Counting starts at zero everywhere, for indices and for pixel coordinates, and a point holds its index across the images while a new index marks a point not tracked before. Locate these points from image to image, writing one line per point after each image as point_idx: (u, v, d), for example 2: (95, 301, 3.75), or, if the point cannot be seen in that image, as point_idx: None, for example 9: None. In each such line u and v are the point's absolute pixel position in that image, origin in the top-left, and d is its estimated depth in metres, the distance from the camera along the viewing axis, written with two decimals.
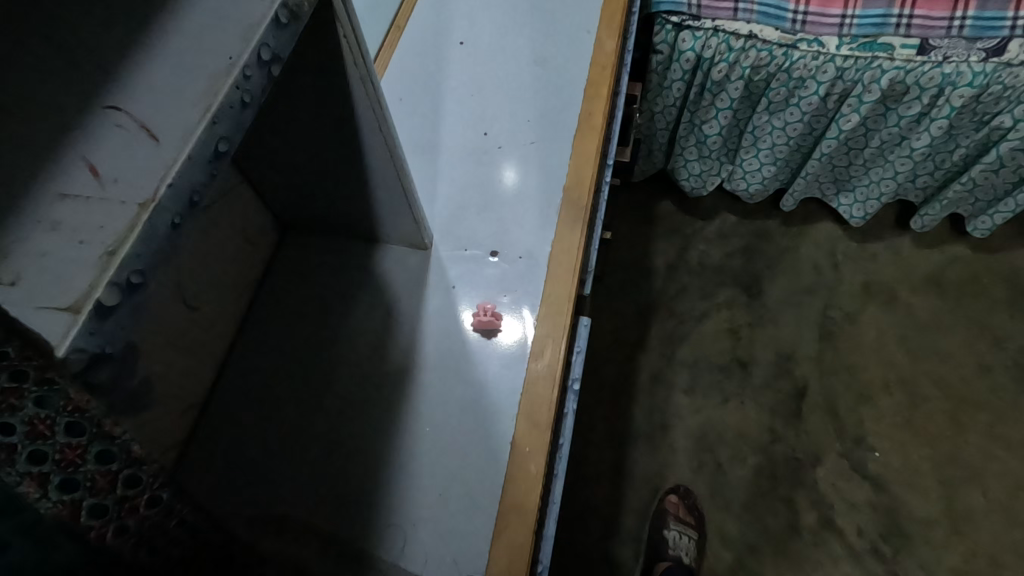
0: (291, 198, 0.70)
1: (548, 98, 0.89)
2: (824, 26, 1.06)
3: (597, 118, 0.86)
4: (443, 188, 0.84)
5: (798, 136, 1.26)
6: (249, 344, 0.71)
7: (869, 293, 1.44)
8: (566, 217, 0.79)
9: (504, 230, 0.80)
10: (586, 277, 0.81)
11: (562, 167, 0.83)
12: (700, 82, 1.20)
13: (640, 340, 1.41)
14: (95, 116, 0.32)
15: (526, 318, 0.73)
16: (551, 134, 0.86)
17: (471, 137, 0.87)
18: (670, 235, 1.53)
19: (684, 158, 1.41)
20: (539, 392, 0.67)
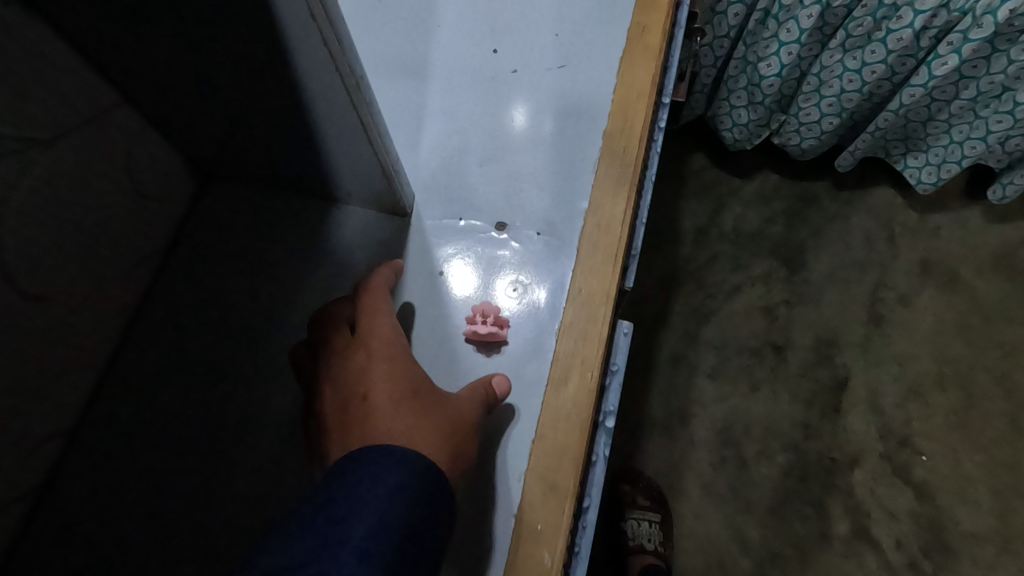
0: (221, 119, 0.51)
1: (582, 11, 0.71)
2: None
3: (652, 49, 0.68)
4: (435, 124, 0.69)
5: (874, 82, 1.04)
6: (158, 321, 0.61)
7: (928, 272, 1.25)
8: (601, 185, 0.65)
9: (512, 192, 0.66)
10: (632, 263, 0.64)
11: (594, 112, 0.68)
12: (764, 7, 0.97)
13: (661, 316, 1.23)
14: None
15: (540, 323, 0.61)
16: (581, 62, 0.69)
17: (473, 64, 0.71)
18: (702, 195, 1.33)
19: (728, 103, 1.18)
20: (559, 439, 0.56)
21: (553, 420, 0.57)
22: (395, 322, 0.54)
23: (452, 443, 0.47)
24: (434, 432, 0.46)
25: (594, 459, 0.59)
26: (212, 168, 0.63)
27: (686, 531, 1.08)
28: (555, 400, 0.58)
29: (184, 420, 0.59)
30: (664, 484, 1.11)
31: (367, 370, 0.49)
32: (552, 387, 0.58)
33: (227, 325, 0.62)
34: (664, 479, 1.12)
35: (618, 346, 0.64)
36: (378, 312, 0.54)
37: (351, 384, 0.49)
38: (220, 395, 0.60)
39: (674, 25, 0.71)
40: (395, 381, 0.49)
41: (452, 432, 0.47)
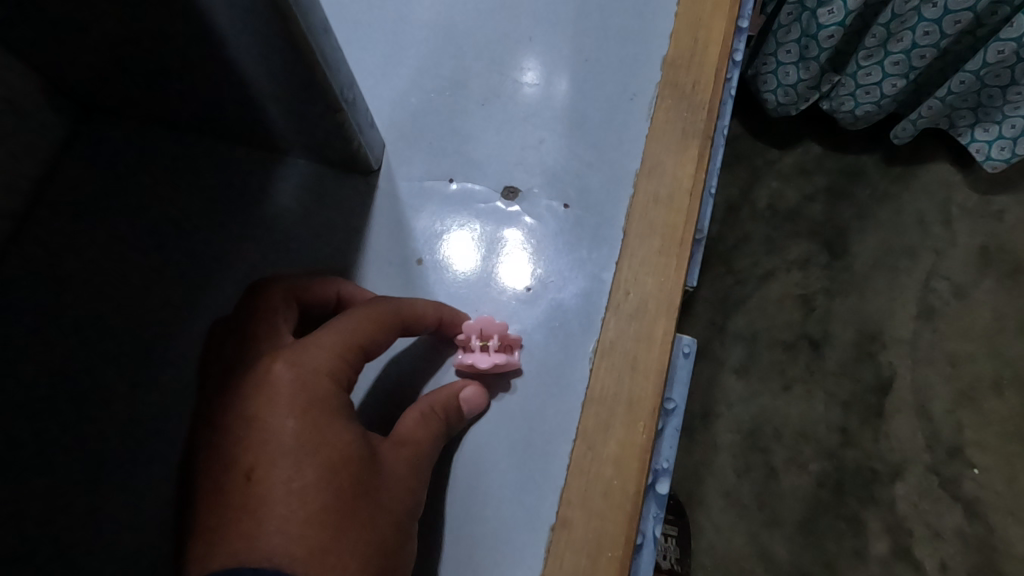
0: (107, 12, 0.35)
1: None
2: None
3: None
4: (428, 52, 0.58)
5: (954, 35, 0.88)
6: (32, 286, 0.49)
7: (987, 262, 1.11)
8: (660, 134, 0.54)
9: (519, 145, 0.55)
10: (693, 273, 0.55)
11: (638, 48, 0.57)
12: None
13: (684, 303, 1.09)
14: None
15: (569, 327, 0.50)
16: None
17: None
18: (734, 166, 1.18)
19: (775, 59, 1.02)
20: (609, 483, 0.46)
21: (583, 496, 0.46)
22: (332, 354, 0.40)
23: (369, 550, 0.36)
24: (346, 539, 0.35)
25: (644, 525, 0.49)
26: (105, 99, 0.50)
27: (705, 545, 0.97)
28: (588, 463, 0.46)
29: (66, 415, 0.46)
30: (683, 491, 1.00)
31: (271, 429, 0.37)
32: (583, 436, 0.47)
33: (140, 301, 0.49)
34: (682, 486, 1.00)
35: (678, 375, 0.54)
36: (325, 340, 0.41)
37: (250, 449, 0.37)
38: (120, 386, 0.47)
39: None
40: (311, 459, 0.37)
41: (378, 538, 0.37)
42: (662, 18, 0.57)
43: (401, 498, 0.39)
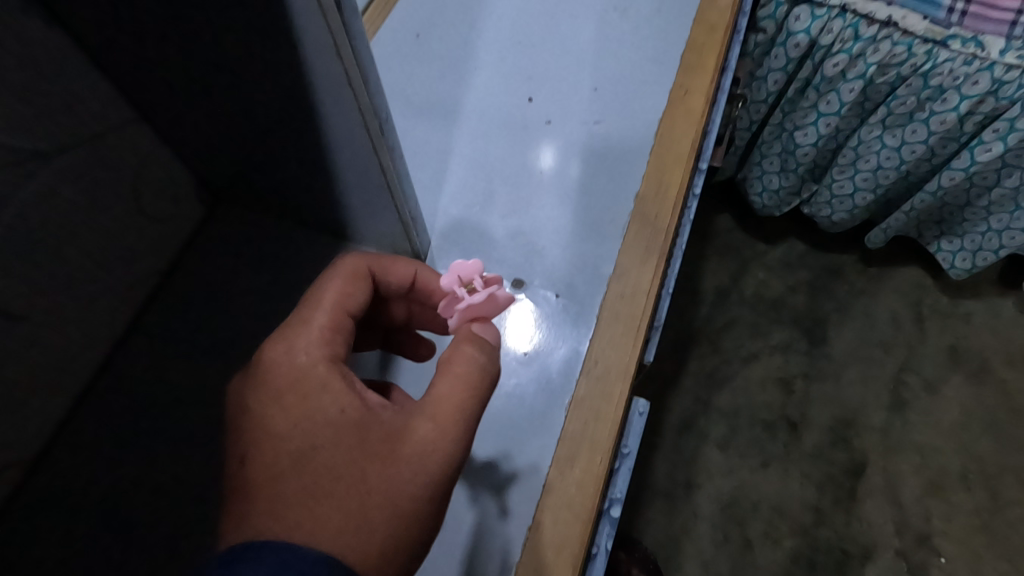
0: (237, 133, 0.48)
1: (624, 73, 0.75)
2: (988, 22, 0.81)
3: (694, 113, 0.71)
4: (459, 171, 0.72)
5: (912, 161, 1.02)
6: None
7: (956, 361, 1.20)
8: (630, 249, 0.66)
9: (529, 247, 0.67)
10: (650, 342, 0.65)
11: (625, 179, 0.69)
12: (804, 77, 0.96)
13: (673, 377, 1.18)
14: None
15: (553, 385, 0.60)
16: (615, 127, 0.72)
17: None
18: (726, 255, 1.30)
19: (761, 166, 1.16)
20: (568, 518, 0.55)
21: (551, 526, 0.54)
22: (321, 337, 0.44)
23: (371, 507, 0.39)
24: (349, 496, 0.39)
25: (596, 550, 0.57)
26: None
27: None
28: (565, 487, 0.56)
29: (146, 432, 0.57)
30: (663, 557, 1.05)
31: (272, 412, 0.42)
32: (555, 471, 0.56)
33: (205, 334, 0.57)
34: (663, 552, 1.06)
35: (632, 423, 0.64)
36: (306, 320, 0.44)
37: (252, 428, 0.42)
38: None
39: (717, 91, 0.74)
40: (308, 432, 0.41)
41: (369, 502, 0.39)
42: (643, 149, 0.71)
43: (406, 461, 0.41)
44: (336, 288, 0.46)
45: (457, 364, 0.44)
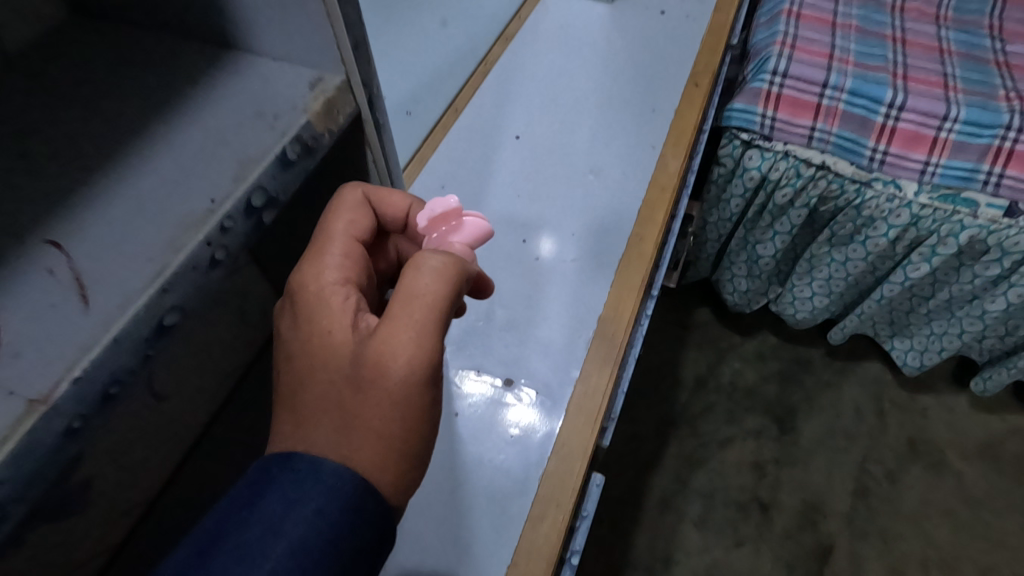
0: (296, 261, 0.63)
1: (605, 205, 0.73)
2: (903, 169, 1.00)
3: (647, 241, 0.69)
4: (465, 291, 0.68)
5: (858, 273, 1.18)
6: None
7: (915, 452, 1.31)
8: (593, 348, 0.63)
9: (522, 355, 0.63)
10: (608, 423, 0.63)
11: (600, 290, 0.67)
12: (760, 202, 1.13)
13: (654, 457, 1.30)
14: (31, 261, 0.28)
15: (530, 462, 0.57)
16: (594, 253, 0.69)
17: (505, 251, 0.70)
18: (704, 345, 1.44)
19: (730, 272, 1.32)
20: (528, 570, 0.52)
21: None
22: (326, 261, 0.41)
23: (355, 437, 0.35)
24: (328, 425, 0.35)
25: None
26: None
27: None
28: (531, 538, 0.53)
29: None
30: None
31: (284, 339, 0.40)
32: (529, 524, 0.54)
33: None
34: None
35: (589, 496, 0.65)
36: (316, 248, 0.41)
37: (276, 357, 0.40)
38: None
39: (671, 219, 0.75)
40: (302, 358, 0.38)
41: (355, 429, 0.35)
42: (609, 260, 0.68)
43: (376, 382, 0.34)
44: (337, 216, 0.42)
45: (420, 285, 0.36)
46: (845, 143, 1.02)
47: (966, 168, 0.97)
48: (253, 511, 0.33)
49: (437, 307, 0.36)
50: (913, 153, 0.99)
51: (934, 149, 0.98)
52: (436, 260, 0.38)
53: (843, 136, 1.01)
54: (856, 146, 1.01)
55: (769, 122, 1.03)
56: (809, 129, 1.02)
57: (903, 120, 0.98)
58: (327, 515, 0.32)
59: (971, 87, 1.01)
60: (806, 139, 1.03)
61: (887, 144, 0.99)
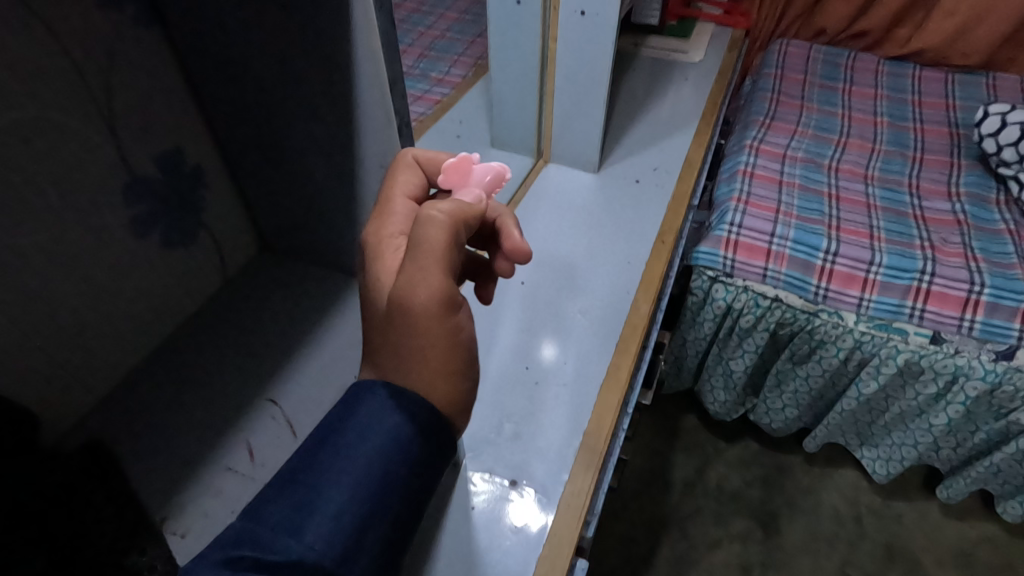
0: None
1: (591, 340, 0.92)
2: (843, 303, 1.20)
3: (623, 368, 0.88)
4: (481, 409, 0.85)
5: (820, 387, 1.36)
6: None
7: (892, 557, 1.40)
8: (580, 453, 0.79)
9: (527, 460, 0.80)
10: (591, 517, 0.79)
11: (587, 408, 0.84)
12: (728, 325, 1.32)
13: (647, 558, 1.39)
14: (260, 410, 0.52)
15: (528, 548, 0.71)
16: (583, 378, 0.88)
17: (511, 374, 0.89)
18: (692, 451, 1.58)
19: (709, 384, 1.49)
20: None
21: None
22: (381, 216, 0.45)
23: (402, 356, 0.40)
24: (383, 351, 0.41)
25: None
26: None
27: None
28: None
29: None
30: None
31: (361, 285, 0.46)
32: None
33: None
34: None
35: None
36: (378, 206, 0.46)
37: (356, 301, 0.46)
38: None
39: (643, 348, 0.95)
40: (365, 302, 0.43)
41: (400, 356, 0.40)
42: (593, 383, 0.87)
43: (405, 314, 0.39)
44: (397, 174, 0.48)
45: (424, 228, 0.39)
46: (793, 280, 1.22)
47: (893, 303, 1.17)
48: (341, 433, 0.38)
49: (443, 250, 0.39)
50: (849, 290, 1.20)
51: (866, 287, 1.18)
52: (445, 207, 0.41)
53: (791, 274, 1.22)
54: (802, 282, 1.22)
55: (730, 261, 1.24)
56: (763, 268, 1.23)
57: (838, 263, 1.20)
58: (399, 440, 0.38)
59: (892, 237, 1.24)
60: (761, 275, 1.23)
61: (827, 282, 1.20)
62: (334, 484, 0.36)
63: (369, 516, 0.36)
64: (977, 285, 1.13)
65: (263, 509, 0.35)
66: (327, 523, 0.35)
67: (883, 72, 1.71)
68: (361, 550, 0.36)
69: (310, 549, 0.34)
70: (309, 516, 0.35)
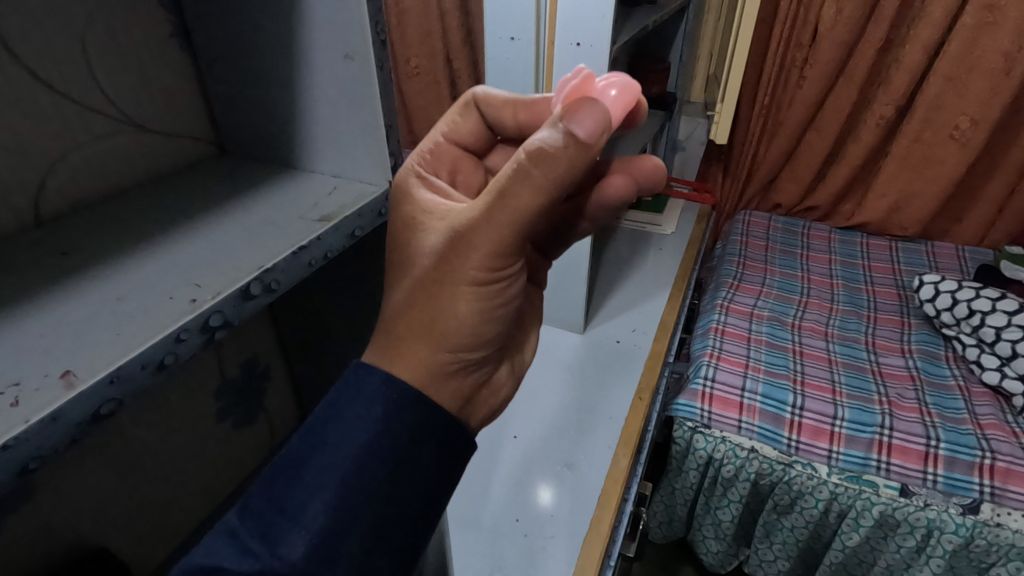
0: None
1: (573, 494, 1.01)
2: (814, 454, 1.29)
3: (603, 521, 0.95)
4: (476, 560, 0.92)
5: (807, 538, 1.39)
6: None
7: None
8: None
9: None
10: None
11: (571, 560, 0.91)
12: (712, 475, 1.39)
13: None
14: None
15: None
16: (568, 531, 0.95)
17: (503, 527, 0.97)
18: None
19: (701, 533, 1.52)
20: None
21: None
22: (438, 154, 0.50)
23: (462, 298, 0.40)
24: (436, 301, 0.40)
25: None
26: None
27: None
28: None
29: None
30: None
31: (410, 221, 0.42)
32: None
33: None
34: None
35: None
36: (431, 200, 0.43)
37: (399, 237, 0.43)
38: None
39: (623, 502, 1.04)
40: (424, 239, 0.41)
41: (429, 304, 0.40)
42: (577, 536, 0.94)
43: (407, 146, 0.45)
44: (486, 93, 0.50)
45: (521, 179, 0.37)
46: (766, 432, 1.32)
47: (860, 455, 1.26)
48: (327, 431, 0.36)
49: (527, 211, 0.38)
50: (818, 443, 1.29)
51: (833, 440, 1.29)
52: (550, 164, 0.37)
53: (764, 426, 1.32)
54: (775, 435, 1.32)
55: (707, 413, 1.36)
56: (737, 420, 1.34)
57: (805, 417, 1.32)
58: (386, 440, 0.36)
59: (853, 391, 1.37)
60: (736, 427, 1.34)
61: (798, 434, 1.31)
62: (316, 489, 0.34)
63: (348, 525, 0.34)
64: (933, 440, 1.25)
65: (253, 508, 0.35)
66: (306, 533, 0.33)
67: (835, 240, 1.95)
68: (336, 568, 0.33)
69: (285, 562, 0.32)
70: (289, 525, 0.33)
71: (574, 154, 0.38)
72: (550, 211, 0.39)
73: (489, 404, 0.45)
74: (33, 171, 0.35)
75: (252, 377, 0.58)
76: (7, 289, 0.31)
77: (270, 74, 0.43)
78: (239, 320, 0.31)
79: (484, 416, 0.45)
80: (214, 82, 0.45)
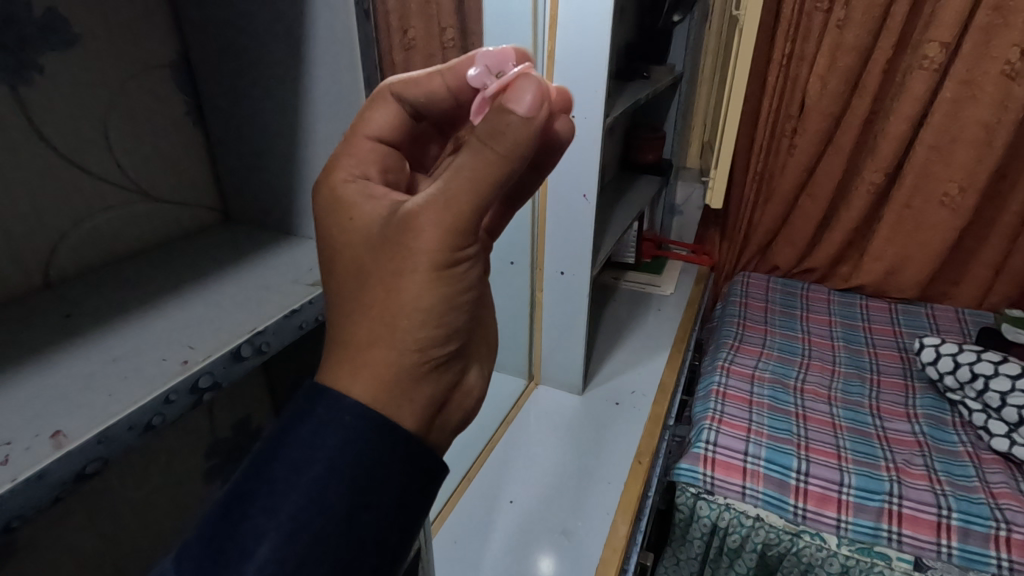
0: None
1: (571, 563, 0.97)
2: (822, 523, 1.25)
3: None
4: None
5: None
6: None
7: None
8: None
9: None
10: None
11: None
12: (718, 545, 1.34)
13: None
14: None
15: None
16: None
17: None
18: None
19: None
20: None
21: None
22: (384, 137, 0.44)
23: (418, 293, 0.37)
24: (389, 298, 0.37)
25: None
26: None
27: None
28: None
29: None
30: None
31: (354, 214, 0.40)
32: None
33: None
34: None
35: None
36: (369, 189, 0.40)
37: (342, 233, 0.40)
38: None
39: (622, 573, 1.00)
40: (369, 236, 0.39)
41: (382, 302, 0.37)
42: None
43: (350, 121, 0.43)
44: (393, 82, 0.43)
45: (470, 159, 0.36)
46: (772, 499, 1.28)
47: (870, 525, 1.22)
48: (281, 464, 0.34)
49: (479, 181, 0.36)
50: (827, 511, 1.25)
51: (841, 508, 1.25)
52: (499, 140, 0.36)
53: (769, 492, 1.29)
54: (781, 502, 1.28)
55: (710, 479, 1.32)
56: (741, 485, 1.30)
57: (810, 483, 1.29)
58: (343, 474, 0.33)
59: (859, 457, 1.34)
60: (740, 493, 1.30)
61: (804, 502, 1.27)
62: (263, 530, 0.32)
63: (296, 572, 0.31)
64: (944, 509, 1.21)
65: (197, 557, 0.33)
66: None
67: (834, 301, 1.97)
68: None
69: None
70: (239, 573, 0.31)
71: (521, 126, 0.36)
72: (507, 184, 0.38)
73: (464, 406, 0.43)
74: (47, 240, 0.37)
75: (243, 437, 0.58)
76: (10, 350, 0.32)
77: (274, 148, 0.46)
78: (227, 382, 0.32)
79: (460, 421, 0.43)
80: (222, 150, 0.48)
